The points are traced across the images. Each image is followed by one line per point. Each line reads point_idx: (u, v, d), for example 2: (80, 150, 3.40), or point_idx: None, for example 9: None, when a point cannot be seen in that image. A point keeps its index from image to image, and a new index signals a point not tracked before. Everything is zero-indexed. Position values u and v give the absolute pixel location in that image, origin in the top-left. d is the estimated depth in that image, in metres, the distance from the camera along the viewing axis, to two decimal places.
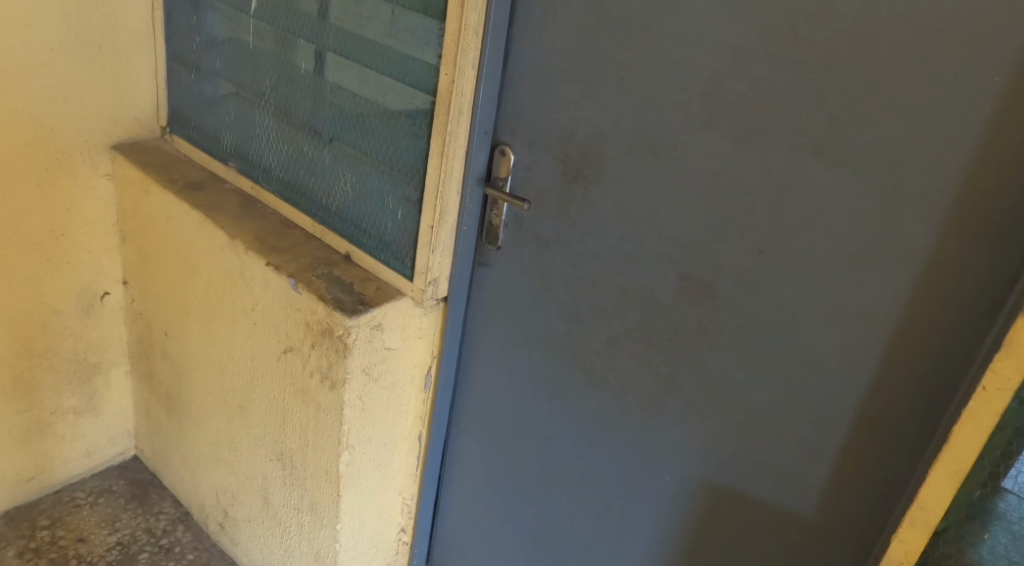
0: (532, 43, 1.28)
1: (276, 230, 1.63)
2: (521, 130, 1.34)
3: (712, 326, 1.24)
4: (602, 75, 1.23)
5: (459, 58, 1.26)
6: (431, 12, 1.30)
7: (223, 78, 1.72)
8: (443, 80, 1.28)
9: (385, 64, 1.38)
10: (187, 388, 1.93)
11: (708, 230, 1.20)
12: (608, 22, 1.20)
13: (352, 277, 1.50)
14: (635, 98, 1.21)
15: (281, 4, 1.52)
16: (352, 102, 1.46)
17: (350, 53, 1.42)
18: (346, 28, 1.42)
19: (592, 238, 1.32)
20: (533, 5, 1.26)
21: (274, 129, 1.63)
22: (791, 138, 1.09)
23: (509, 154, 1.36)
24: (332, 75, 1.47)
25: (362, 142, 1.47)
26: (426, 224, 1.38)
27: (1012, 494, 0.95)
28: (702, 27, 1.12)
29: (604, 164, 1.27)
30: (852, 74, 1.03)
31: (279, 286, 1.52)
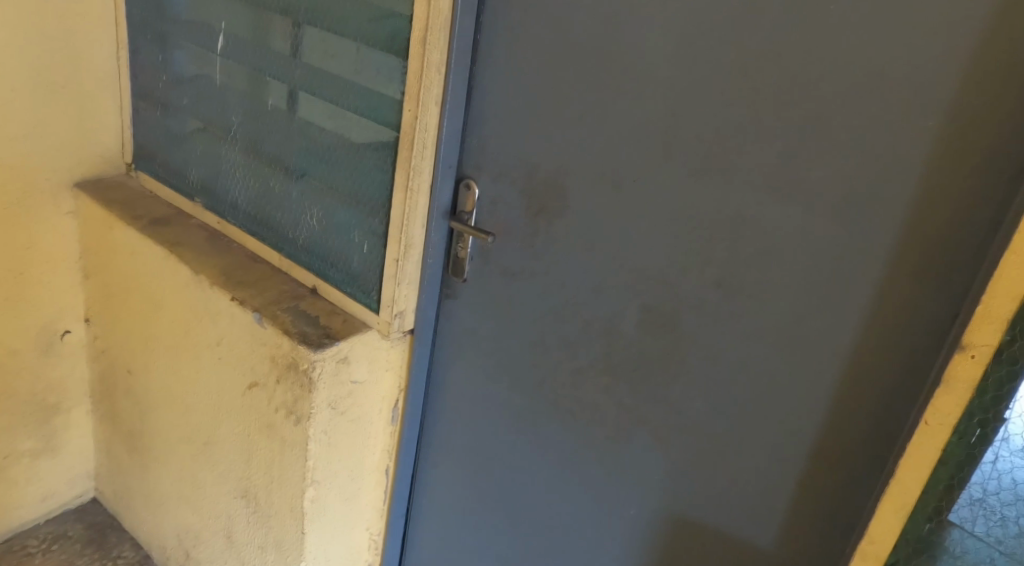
0: (495, 81, 1.32)
1: (242, 265, 1.63)
2: (485, 165, 1.37)
3: (674, 357, 1.26)
4: (565, 111, 1.26)
5: (423, 95, 1.29)
6: (396, 50, 1.33)
7: (191, 115, 1.73)
8: (407, 116, 1.31)
9: (351, 100, 1.41)
10: (151, 427, 1.91)
11: (668, 262, 1.23)
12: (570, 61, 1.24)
13: (319, 311, 1.51)
14: (597, 133, 1.24)
15: (250, 42, 1.55)
16: (319, 137, 1.48)
17: (317, 90, 1.45)
18: (313, 65, 1.45)
19: (556, 271, 1.34)
20: (496, 44, 1.30)
21: (241, 164, 1.64)
22: (745, 174, 1.14)
23: (474, 188, 1.38)
24: (300, 111, 1.50)
25: (329, 176, 1.48)
26: (391, 258, 1.40)
27: (958, 527, 0.98)
28: (659, 66, 1.17)
29: (566, 199, 1.30)
30: (802, 113, 1.08)
31: (244, 321, 1.52)
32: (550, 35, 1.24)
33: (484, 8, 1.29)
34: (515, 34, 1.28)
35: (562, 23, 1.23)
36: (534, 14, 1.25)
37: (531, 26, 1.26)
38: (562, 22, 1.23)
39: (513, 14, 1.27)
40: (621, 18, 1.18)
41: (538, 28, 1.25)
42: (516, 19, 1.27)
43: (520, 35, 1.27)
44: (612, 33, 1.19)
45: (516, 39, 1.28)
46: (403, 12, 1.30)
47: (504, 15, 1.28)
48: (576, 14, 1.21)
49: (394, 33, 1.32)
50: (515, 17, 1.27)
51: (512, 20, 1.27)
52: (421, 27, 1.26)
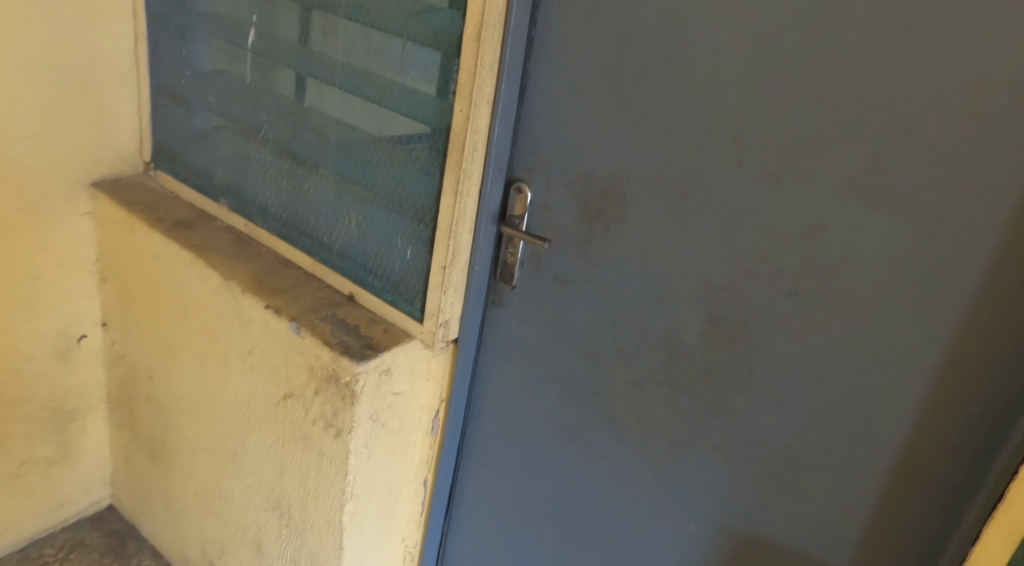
0: (551, 79, 1.25)
1: (273, 270, 1.56)
2: (537, 168, 1.30)
3: (741, 370, 1.20)
4: (627, 111, 1.19)
5: (475, 94, 1.21)
6: (443, 47, 1.25)
7: (215, 112, 1.66)
8: (457, 116, 1.24)
9: (393, 99, 1.33)
10: (174, 434, 1.84)
11: (736, 271, 1.17)
12: (634, 58, 1.17)
13: (358, 320, 1.45)
14: (661, 135, 1.18)
15: (282, 38, 1.47)
16: (358, 138, 1.41)
17: (355, 88, 1.38)
18: (353, 63, 1.38)
19: (613, 279, 1.28)
20: (553, 40, 1.23)
21: (271, 165, 1.57)
22: (825, 179, 1.07)
23: (526, 191, 1.31)
24: (337, 111, 1.43)
25: (367, 179, 1.41)
26: (438, 265, 1.34)
27: None
28: (733, 64, 1.10)
29: (625, 204, 1.23)
30: (891, 115, 1.02)
31: (279, 330, 1.46)
32: (611, 31, 1.18)
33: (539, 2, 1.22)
34: (574, 30, 1.21)
35: (627, 17, 1.16)
36: (596, 8, 1.18)
37: (592, 22, 1.19)
38: (628, 18, 1.16)
39: (572, 9, 1.20)
40: (692, 13, 1.11)
41: (600, 23, 1.18)
42: (575, 14, 1.20)
43: (580, 31, 1.20)
44: (682, 29, 1.12)
45: (575, 34, 1.21)
46: (453, 7, 1.23)
47: (562, 9, 1.21)
48: (643, 9, 1.14)
49: (441, 29, 1.25)
50: (574, 12, 1.20)
51: (571, 15, 1.20)
52: (475, 22, 1.18)
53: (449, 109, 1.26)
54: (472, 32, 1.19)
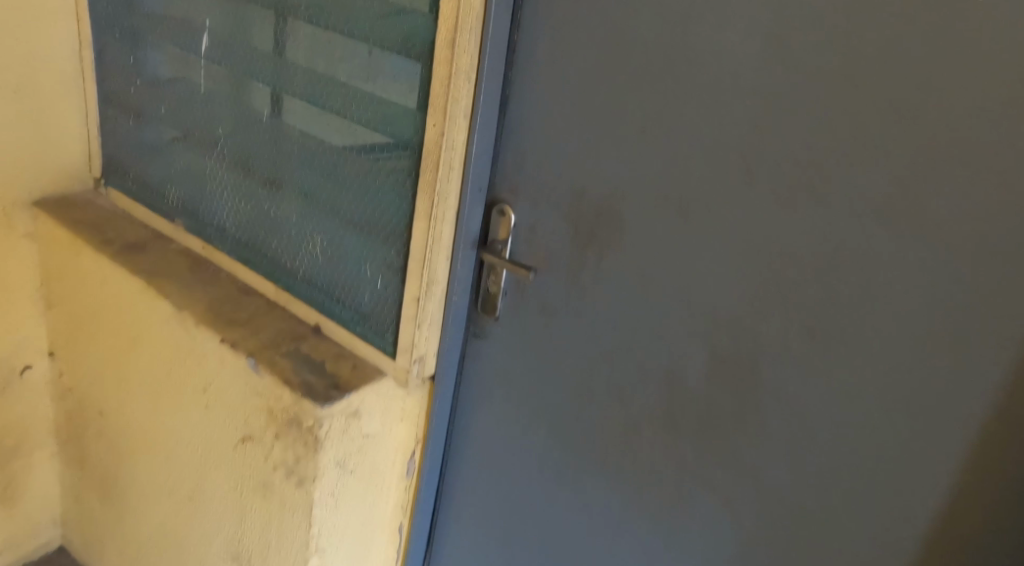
0: (536, 88, 1.11)
1: (231, 299, 1.42)
2: (522, 187, 1.17)
3: (752, 414, 1.07)
4: (622, 125, 1.06)
5: (449, 106, 1.08)
6: (415, 53, 1.12)
7: (169, 123, 1.51)
8: (431, 131, 1.10)
9: (360, 111, 1.20)
10: (126, 473, 1.69)
11: (746, 304, 1.03)
12: (630, 65, 1.04)
13: (323, 355, 1.30)
14: (661, 151, 1.05)
15: (240, 43, 1.34)
16: (323, 154, 1.27)
17: (319, 99, 1.24)
18: (316, 70, 1.24)
19: (606, 311, 1.15)
20: (539, 46, 1.10)
21: (230, 183, 1.43)
22: (847, 202, 0.94)
23: (509, 213, 1.18)
24: (300, 124, 1.29)
25: (333, 200, 1.27)
26: (411, 296, 1.20)
27: None
28: (743, 72, 0.97)
29: (620, 228, 1.10)
30: (924, 129, 0.88)
31: (235, 367, 1.31)
32: (604, 35, 1.05)
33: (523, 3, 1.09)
34: (562, 34, 1.08)
35: (623, 19, 1.03)
36: (587, 10, 1.05)
37: (583, 25, 1.06)
38: (623, 20, 1.03)
39: (560, 11, 1.07)
40: (697, 14, 0.98)
41: (592, 27, 1.05)
42: (564, 16, 1.07)
43: (569, 35, 1.07)
44: (684, 32, 1.00)
45: (563, 39, 1.08)
46: (426, 8, 1.09)
47: (548, 11, 1.08)
48: (641, 10, 1.01)
49: (413, 33, 1.11)
50: (562, 15, 1.07)
51: (559, 18, 1.07)
52: (449, 25, 1.05)
53: (422, 122, 1.13)
54: (446, 36, 1.06)
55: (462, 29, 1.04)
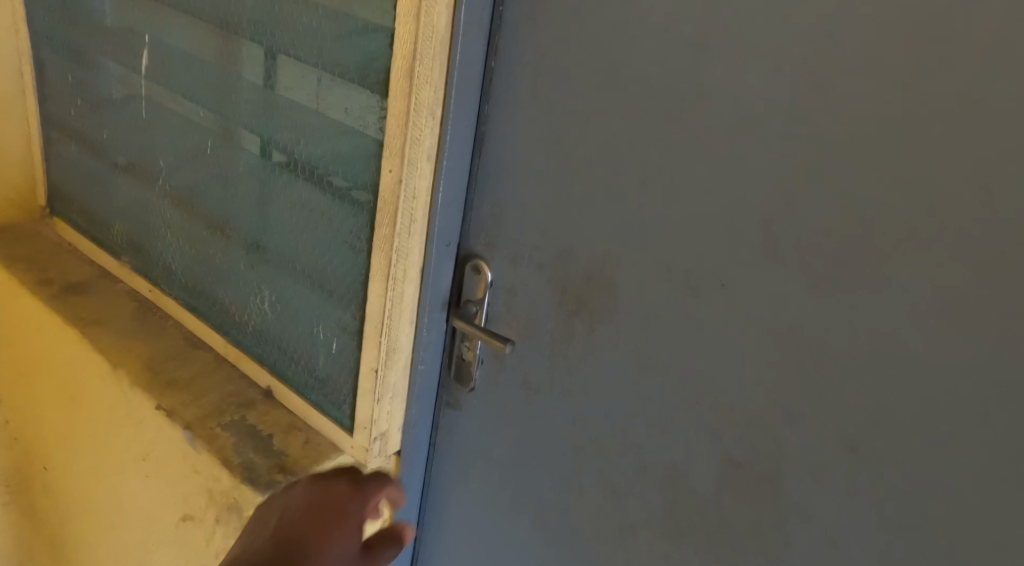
0: (515, 124, 0.92)
1: (175, 352, 1.24)
2: (498, 241, 0.97)
3: (773, 534, 0.86)
4: (617, 174, 0.86)
5: (408, 150, 0.89)
6: (369, 83, 0.93)
7: (113, 149, 1.34)
8: (386, 178, 0.91)
9: (310, 147, 1.01)
10: (73, 536, 1.51)
11: (767, 399, 0.83)
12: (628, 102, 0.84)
13: (273, 426, 1.12)
14: (665, 209, 0.84)
15: (183, 62, 1.16)
16: (272, 194, 1.09)
17: (268, 131, 1.06)
18: (262, 97, 1.05)
19: (597, 392, 0.95)
20: (516, 75, 0.90)
21: (176, 220, 1.25)
22: (899, 283, 0.73)
23: (485, 269, 0.99)
24: (247, 158, 1.11)
25: (283, 247, 1.09)
26: (368, 367, 1.02)
27: None
28: (769, 115, 0.76)
29: (614, 296, 0.90)
30: (1004, 195, 0.67)
31: (172, 438, 1.13)
32: (595, 62, 0.85)
33: (497, 24, 0.89)
34: (545, 62, 0.88)
35: (620, 46, 0.83)
36: (576, 34, 0.85)
37: (570, 51, 0.86)
38: (620, 47, 0.83)
39: (542, 35, 0.87)
40: (711, 41, 0.78)
41: (582, 55, 0.85)
42: (546, 41, 0.87)
43: (553, 62, 0.87)
44: (695, 63, 0.79)
45: (546, 68, 0.88)
46: (381, 31, 0.90)
47: (528, 34, 0.88)
48: (643, 35, 0.81)
49: (367, 59, 0.92)
50: (545, 39, 0.87)
51: (541, 41, 0.87)
52: (405, 52, 0.86)
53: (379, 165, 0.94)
54: (402, 66, 0.87)
55: (421, 58, 0.85)
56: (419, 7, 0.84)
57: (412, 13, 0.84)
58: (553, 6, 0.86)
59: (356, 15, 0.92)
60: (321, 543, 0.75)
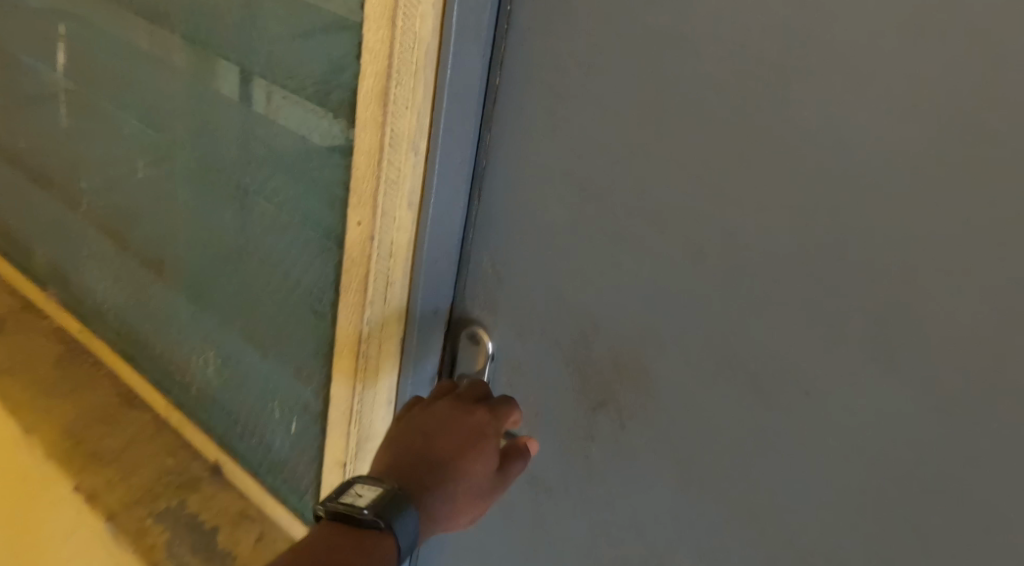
0: (523, 160, 0.69)
1: (103, 414, 1.02)
2: (499, 305, 0.75)
3: None
4: (663, 239, 0.63)
5: (381, 197, 0.68)
6: (332, 103, 0.70)
7: (30, 160, 1.10)
8: (353, 233, 0.70)
9: (260, 179, 0.79)
10: None
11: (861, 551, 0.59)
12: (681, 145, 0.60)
13: (219, 517, 0.91)
14: (729, 291, 0.61)
15: (104, 61, 0.93)
16: (213, 232, 0.86)
17: (208, 155, 0.84)
18: (201, 110, 0.83)
19: (625, 505, 0.72)
20: (526, 100, 0.67)
21: (104, 252, 1.02)
22: None
23: (485, 340, 0.76)
24: (184, 185, 0.88)
25: (227, 299, 0.87)
26: (334, 459, 0.80)
27: None
28: (892, 175, 0.52)
29: (652, 388, 0.67)
30: None
31: (91, 530, 0.91)
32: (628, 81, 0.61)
33: (504, 30, 0.65)
34: (564, 84, 0.64)
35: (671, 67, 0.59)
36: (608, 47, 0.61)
37: (599, 70, 0.62)
38: (670, 67, 0.59)
39: (562, 46, 0.63)
40: (805, 66, 0.53)
41: (616, 76, 0.61)
42: (567, 54, 0.63)
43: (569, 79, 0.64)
44: (784, 96, 0.55)
45: (567, 90, 0.64)
46: (347, 35, 0.67)
47: (543, 43, 0.64)
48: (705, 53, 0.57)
49: (329, 71, 0.70)
50: (564, 51, 0.63)
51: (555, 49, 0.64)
52: (377, 69, 0.64)
53: (343, 211, 0.72)
54: (375, 87, 0.65)
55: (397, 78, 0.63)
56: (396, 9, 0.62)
57: (388, 18, 0.63)
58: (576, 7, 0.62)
59: (313, 12, 0.69)
60: (465, 462, 0.64)
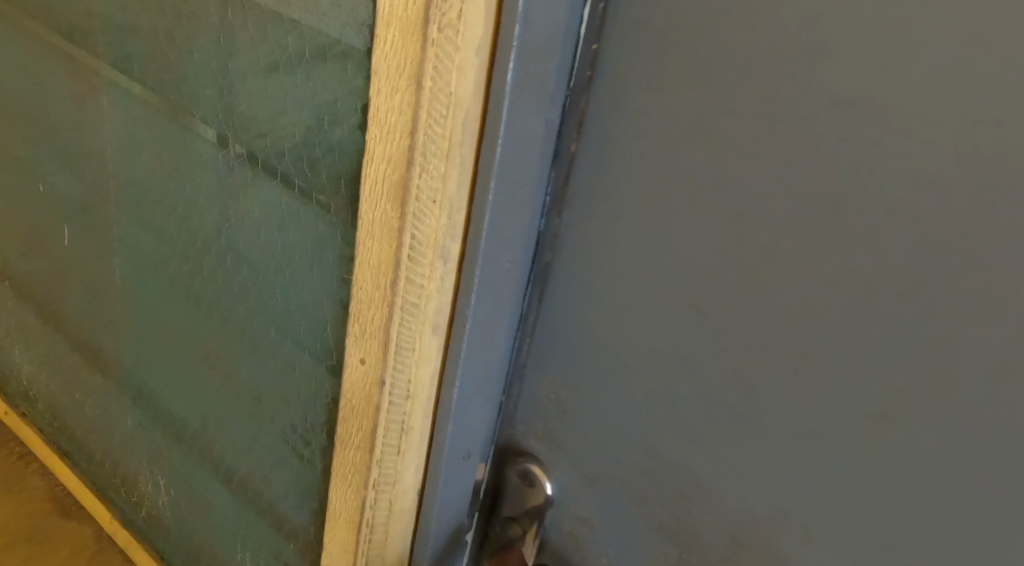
0: (603, 261, 0.47)
1: (31, 533, 0.79)
2: (556, 449, 0.53)
3: None
4: (827, 403, 0.42)
5: (395, 327, 0.46)
6: (316, 179, 0.48)
7: None
8: (354, 368, 0.49)
9: (220, 267, 0.57)
10: None
11: None
12: (867, 275, 0.38)
13: None
14: (936, 491, 0.40)
15: (13, 88, 0.69)
16: (159, 326, 0.64)
17: (151, 226, 0.61)
18: (140, 166, 0.60)
19: None
20: (614, 180, 0.45)
21: (29, 326, 0.80)
22: None
23: (541, 479, 0.54)
24: (119, 260, 0.66)
25: (181, 413, 0.65)
26: None
27: None
28: None
29: None
30: None
31: None
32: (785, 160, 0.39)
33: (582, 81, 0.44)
34: (676, 166, 0.42)
35: (863, 155, 0.37)
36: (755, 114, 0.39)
37: (740, 142, 0.40)
38: (866, 144, 0.37)
39: (677, 110, 0.41)
40: None
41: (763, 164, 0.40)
42: (684, 122, 0.41)
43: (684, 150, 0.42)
44: None
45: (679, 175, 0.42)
46: (337, 84, 0.45)
47: (647, 104, 0.43)
48: (935, 129, 0.35)
49: (311, 132, 0.47)
50: (681, 120, 0.41)
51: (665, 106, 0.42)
52: (388, 147, 0.42)
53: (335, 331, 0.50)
54: (386, 173, 0.43)
55: (420, 163, 0.41)
56: (416, 60, 0.39)
57: (403, 70, 0.40)
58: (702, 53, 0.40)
59: (289, 45, 0.46)
60: None
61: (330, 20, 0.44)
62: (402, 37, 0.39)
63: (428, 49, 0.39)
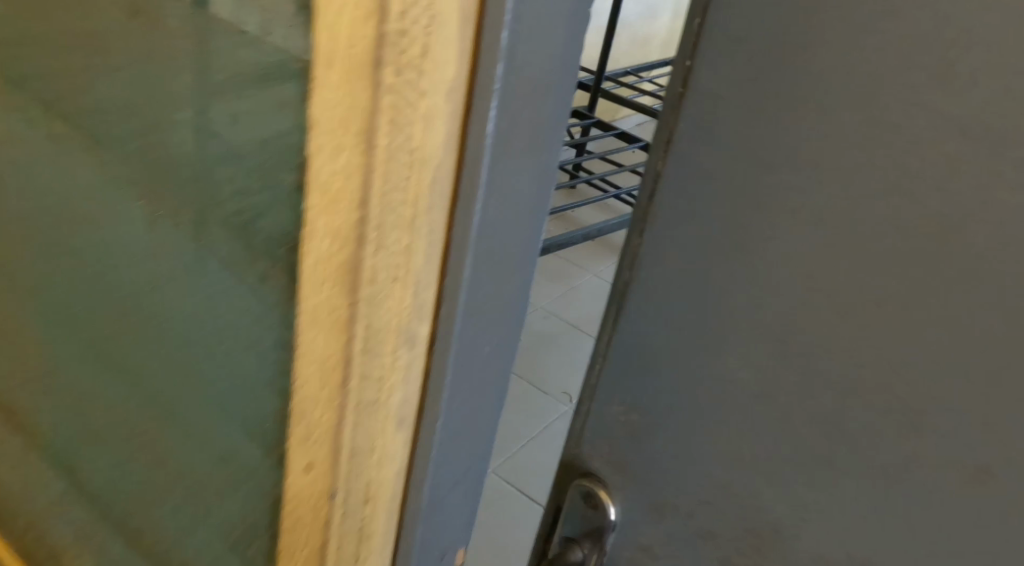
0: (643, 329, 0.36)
1: None
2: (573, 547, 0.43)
3: None
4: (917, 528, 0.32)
5: (348, 431, 0.37)
6: (247, 241, 0.39)
7: None
8: (298, 476, 0.40)
9: (143, 332, 0.48)
10: None
11: None
12: (1006, 331, 0.28)
13: None
14: None
15: None
16: (82, 388, 0.55)
17: (62, 276, 0.52)
18: (44, 205, 0.51)
19: None
20: (666, 230, 0.35)
21: None
22: None
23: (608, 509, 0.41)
24: (30, 310, 0.56)
25: (110, 479, 0.56)
26: None
27: None
28: None
29: None
30: None
31: None
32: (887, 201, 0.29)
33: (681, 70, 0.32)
34: (769, 191, 0.31)
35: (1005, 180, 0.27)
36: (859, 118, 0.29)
37: (808, 180, 0.31)
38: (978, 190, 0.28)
39: (774, 118, 0.31)
40: None
41: (865, 186, 0.29)
42: (780, 136, 0.31)
43: (755, 190, 0.32)
44: None
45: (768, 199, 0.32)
46: (265, 132, 0.36)
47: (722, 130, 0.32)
48: None
49: (240, 188, 0.38)
50: (781, 131, 0.31)
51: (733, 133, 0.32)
52: (333, 222, 0.33)
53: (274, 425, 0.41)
54: (331, 250, 0.34)
55: (374, 240, 0.33)
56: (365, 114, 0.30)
57: (348, 125, 0.31)
58: (781, 45, 0.30)
59: (207, 70, 0.37)
60: None
61: (254, 46, 0.34)
62: (342, 86, 0.30)
63: (382, 97, 0.30)
